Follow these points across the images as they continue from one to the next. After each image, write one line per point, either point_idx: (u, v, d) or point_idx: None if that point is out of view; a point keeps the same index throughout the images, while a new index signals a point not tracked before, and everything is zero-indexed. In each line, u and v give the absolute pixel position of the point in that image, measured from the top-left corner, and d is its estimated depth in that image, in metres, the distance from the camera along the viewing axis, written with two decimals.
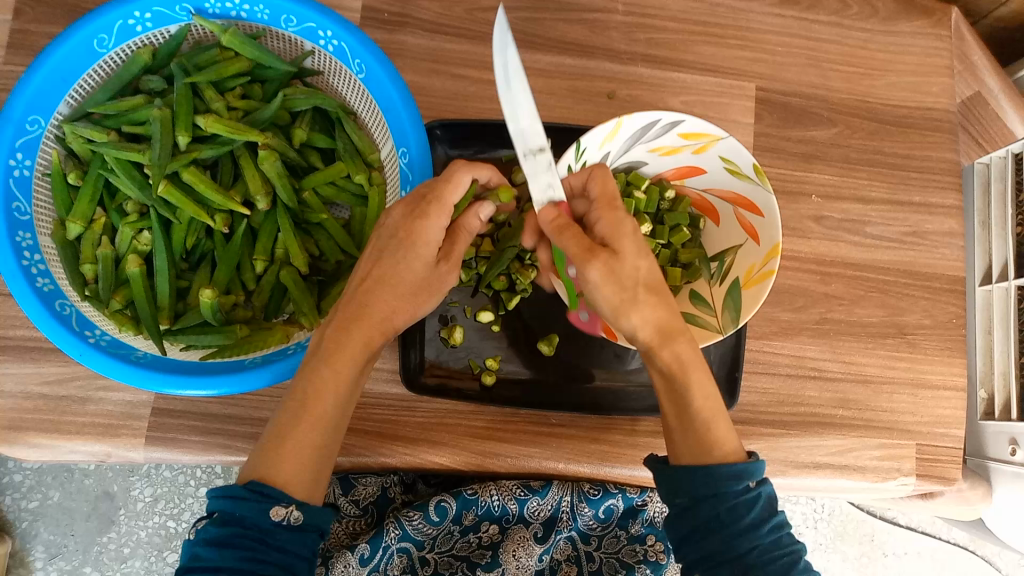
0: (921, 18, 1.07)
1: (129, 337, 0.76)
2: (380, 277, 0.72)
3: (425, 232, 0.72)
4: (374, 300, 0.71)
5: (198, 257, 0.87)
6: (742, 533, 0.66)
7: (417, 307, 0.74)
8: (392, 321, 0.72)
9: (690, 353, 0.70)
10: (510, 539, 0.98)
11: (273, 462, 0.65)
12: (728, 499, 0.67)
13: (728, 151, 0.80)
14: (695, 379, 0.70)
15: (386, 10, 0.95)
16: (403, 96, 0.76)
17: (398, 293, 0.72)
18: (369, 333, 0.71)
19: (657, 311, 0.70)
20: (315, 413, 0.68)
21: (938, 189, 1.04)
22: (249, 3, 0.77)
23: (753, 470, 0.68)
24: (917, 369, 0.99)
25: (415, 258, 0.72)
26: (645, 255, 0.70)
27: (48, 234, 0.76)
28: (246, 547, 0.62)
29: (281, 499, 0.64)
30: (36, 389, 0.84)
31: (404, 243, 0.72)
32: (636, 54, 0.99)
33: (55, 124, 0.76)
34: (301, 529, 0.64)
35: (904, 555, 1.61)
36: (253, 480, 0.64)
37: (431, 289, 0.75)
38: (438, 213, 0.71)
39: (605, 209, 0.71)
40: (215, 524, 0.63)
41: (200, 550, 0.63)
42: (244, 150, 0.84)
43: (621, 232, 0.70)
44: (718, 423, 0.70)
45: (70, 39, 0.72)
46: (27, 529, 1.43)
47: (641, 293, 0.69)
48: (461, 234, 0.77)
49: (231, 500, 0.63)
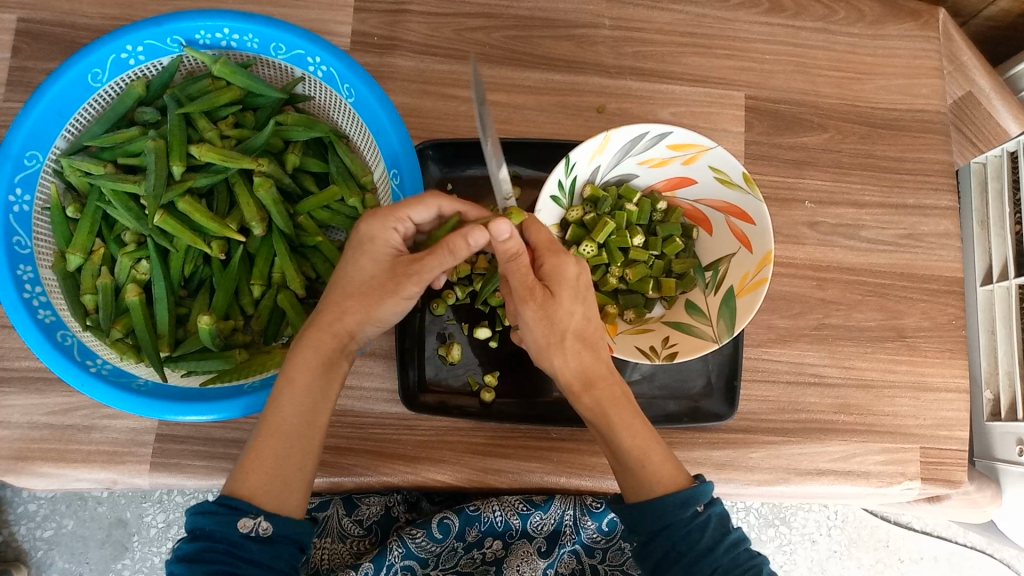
0: (908, 20, 1.08)
1: (131, 364, 0.77)
2: (336, 283, 0.74)
3: (371, 232, 0.72)
4: (329, 302, 0.73)
5: (198, 283, 0.88)
6: (697, 560, 0.67)
7: (369, 309, 0.72)
8: (343, 323, 0.72)
9: (615, 397, 0.73)
10: (513, 554, 0.99)
11: (241, 474, 0.68)
12: (679, 528, 0.69)
13: (717, 162, 0.81)
14: (618, 420, 0.72)
15: (376, 33, 0.97)
16: (393, 119, 0.77)
17: (350, 293, 0.72)
18: (323, 340, 0.72)
19: (583, 357, 0.73)
20: (276, 424, 0.69)
21: (932, 191, 1.04)
22: (238, 33, 0.78)
23: (698, 493, 0.69)
24: (918, 372, 0.99)
25: (363, 258, 0.72)
26: (579, 301, 0.73)
27: (49, 266, 0.77)
28: (218, 562, 0.64)
29: (250, 511, 0.66)
30: (41, 419, 0.85)
31: (353, 246, 0.73)
32: (624, 68, 1.00)
33: (52, 158, 0.78)
34: (271, 542, 0.66)
35: (921, 559, 1.59)
36: (223, 495, 0.67)
37: (385, 290, 0.72)
38: (388, 214, 0.72)
39: (548, 255, 0.73)
40: (189, 540, 0.65)
41: (175, 566, 0.64)
42: (238, 177, 0.85)
43: (558, 278, 0.72)
44: (654, 455, 0.72)
45: (65, 75, 0.73)
46: (43, 558, 1.44)
47: (569, 340, 0.72)
48: (437, 252, 0.69)
49: (203, 515, 0.65)
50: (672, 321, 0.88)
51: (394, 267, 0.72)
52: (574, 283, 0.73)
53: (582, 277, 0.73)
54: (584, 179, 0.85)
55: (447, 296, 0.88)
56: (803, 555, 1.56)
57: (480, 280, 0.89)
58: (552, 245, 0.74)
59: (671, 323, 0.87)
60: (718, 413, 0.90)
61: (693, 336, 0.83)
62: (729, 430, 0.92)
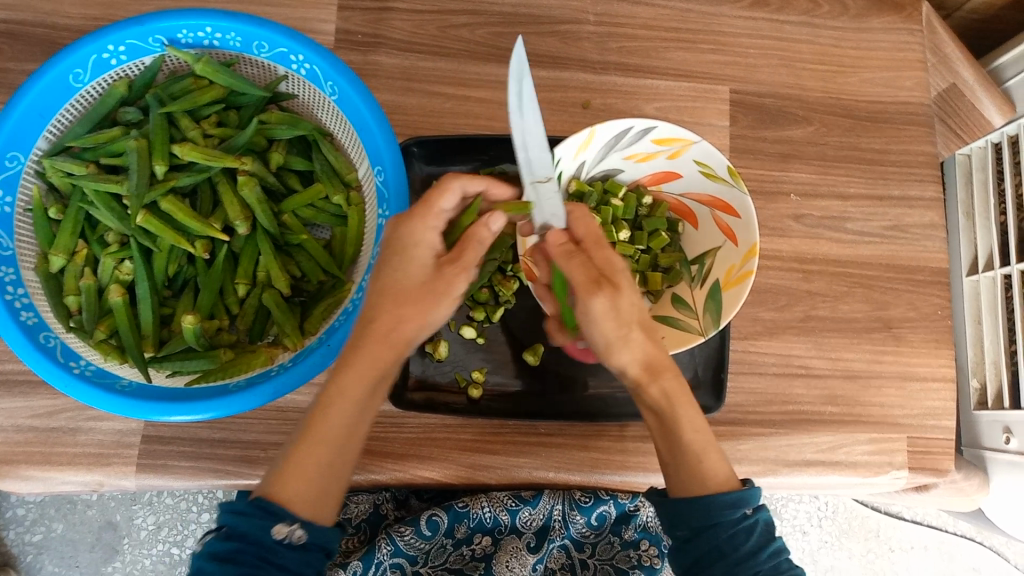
0: (891, 13, 1.08)
1: (115, 366, 0.77)
2: (381, 289, 0.70)
3: (414, 234, 0.71)
4: (380, 310, 0.70)
5: (182, 284, 0.87)
6: (741, 561, 0.69)
7: (422, 313, 0.70)
8: (400, 331, 0.70)
9: (679, 389, 0.73)
10: (502, 550, 0.99)
11: (283, 479, 0.66)
12: (726, 528, 0.70)
13: (702, 156, 0.81)
14: (681, 415, 0.73)
15: (359, 31, 0.96)
16: (376, 115, 0.77)
17: (398, 299, 0.70)
18: (378, 349, 0.69)
19: (646, 347, 0.73)
20: (323, 432, 0.68)
21: (917, 182, 1.05)
22: (220, 31, 0.78)
23: (749, 497, 0.71)
24: (904, 362, 0.99)
25: (411, 263, 0.71)
26: (636, 292, 0.73)
27: (31, 268, 0.77)
28: (248, 563, 0.62)
29: (285, 517, 0.64)
30: (26, 422, 0.85)
31: (395, 251, 0.71)
32: (609, 63, 1.00)
33: (34, 160, 0.77)
34: (303, 549, 0.64)
35: (912, 549, 1.60)
36: (258, 496, 0.65)
37: (437, 292, 0.71)
38: (423, 214, 0.71)
39: (597, 248, 0.73)
40: (221, 539, 0.64)
41: (205, 564, 0.63)
42: (222, 176, 0.85)
43: (614, 269, 0.72)
44: (711, 455, 0.73)
45: (46, 75, 0.73)
46: (32, 563, 1.43)
47: (633, 330, 0.72)
48: (472, 243, 0.73)
49: (237, 515, 0.64)
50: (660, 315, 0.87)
51: (439, 268, 0.72)
52: (625, 272, 0.73)
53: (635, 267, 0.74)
54: (570, 175, 0.85)
55: None
56: (795, 547, 1.57)
57: None
58: (598, 238, 0.74)
59: (658, 317, 0.87)
60: (706, 406, 0.91)
61: (679, 330, 0.83)
62: (717, 423, 0.92)
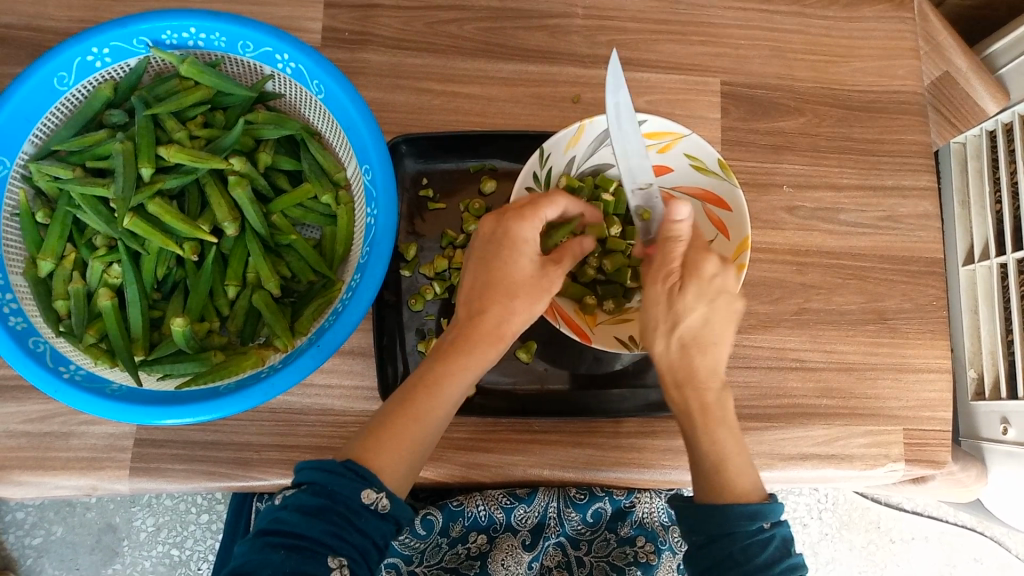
0: (883, 2, 1.07)
1: (105, 369, 0.77)
2: (492, 284, 0.73)
3: (523, 232, 0.74)
4: (490, 302, 0.73)
5: (172, 286, 0.87)
6: (753, 572, 0.67)
7: (528, 307, 0.74)
8: (504, 324, 0.73)
9: (711, 402, 0.74)
10: (498, 548, 0.98)
11: (375, 448, 0.66)
12: (741, 538, 0.69)
13: (693, 149, 0.81)
14: (710, 427, 0.73)
15: (346, 29, 0.96)
16: (362, 112, 0.76)
17: (510, 293, 0.73)
18: (486, 340, 0.73)
19: (689, 355, 0.74)
20: (420, 410, 0.69)
21: (910, 171, 1.04)
22: (204, 32, 0.77)
23: (766, 510, 0.70)
24: (900, 354, 0.99)
25: (521, 257, 0.74)
26: (704, 302, 0.73)
27: (19, 273, 0.77)
28: (332, 522, 0.61)
29: (375, 484, 0.64)
30: (19, 427, 0.84)
31: (507, 246, 0.74)
32: (598, 57, 1.00)
33: (19, 164, 0.77)
34: (384, 519, 0.64)
35: (912, 539, 1.60)
36: (349, 460, 0.65)
37: (543, 291, 0.74)
38: (531, 215, 0.74)
39: (692, 250, 0.75)
40: (307, 493, 0.62)
41: (285, 514, 0.61)
42: (209, 177, 0.85)
43: (692, 274, 0.73)
44: (732, 467, 0.72)
45: (30, 79, 0.73)
46: (32, 566, 1.43)
47: (675, 335, 0.74)
48: (567, 253, 0.78)
49: (327, 473, 0.63)
50: None
51: (543, 268, 0.75)
52: (707, 282, 0.73)
53: (716, 279, 0.73)
54: (560, 170, 0.84)
55: (426, 291, 0.89)
56: (795, 539, 1.57)
57: (458, 274, 0.90)
58: (699, 242, 0.75)
59: None
60: None
61: None
62: None
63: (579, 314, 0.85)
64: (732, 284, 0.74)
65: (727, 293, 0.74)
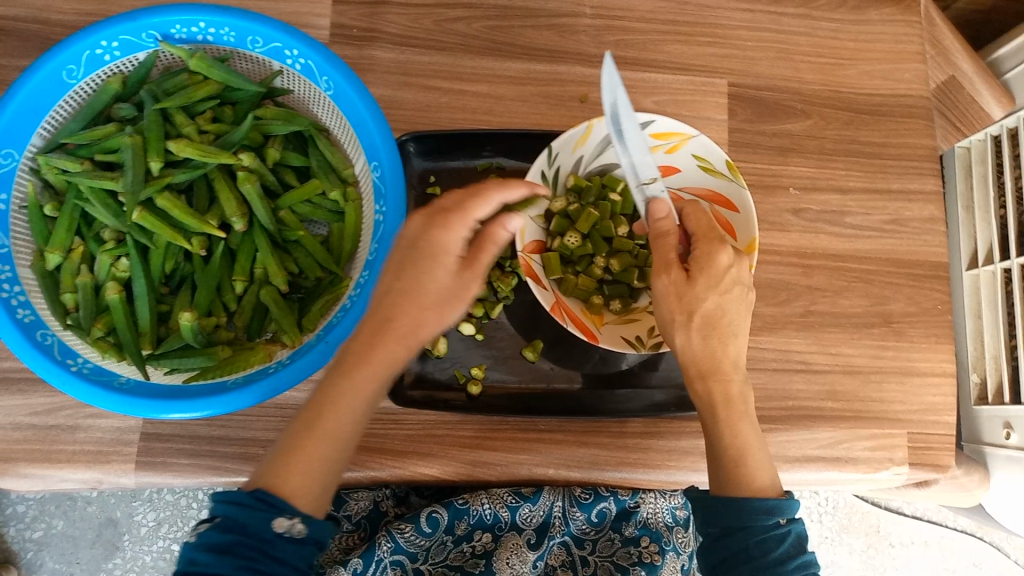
0: (890, 5, 1.07)
1: (113, 363, 0.77)
2: (404, 291, 0.68)
3: (445, 239, 0.69)
4: (398, 313, 0.68)
5: (179, 280, 0.87)
6: (767, 567, 0.68)
7: (442, 316, 0.70)
8: (417, 333, 0.69)
9: (727, 393, 0.74)
10: (502, 547, 0.98)
11: (285, 472, 0.64)
12: (757, 533, 0.70)
13: (700, 150, 0.81)
14: (727, 414, 0.74)
15: (355, 25, 0.96)
16: (371, 109, 0.76)
17: (424, 304, 0.69)
18: (394, 350, 0.68)
19: (706, 344, 0.75)
20: (328, 429, 0.66)
21: (917, 175, 1.04)
22: (213, 26, 0.77)
23: (784, 507, 0.70)
24: (904, 357, 0.99)
25: (438, 266, 0.69)
26: (716, 292, 0.74)
27: (27, 265, 0.77)
28: (246, 556, 0.60)
29: (285, 510, 0.63)
30: (24, 420, 0.84)
31: (424, 253, 0.69)
32: (606, 56, 1.00)
33: (29, 156, 0.77)
34: (302, 543, 0.63)
35: (912, 544, 1.60)
36: (259, 488, 0.63)
37: (457, 298, 0.70)
38: (460, 221, 0.70)
39: (703, 241, 0.75)
40: (217, 530, 0.61)
41: (199, 555, 0.60)
42: (218, 172, 0.85)
43: (706, 265, 0.74)
44: (751, 459, 0.73)
45: (39, 71, 0.72)
46: (32, 559, 1.43)
47: (694, 322, 0.74)
48: (488, 244, 0.72)
49: (237, 505, 0.62)
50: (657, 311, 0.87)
51: (460, 274, 0.71)
52: (718, 272, 0.74)
53: (728, 268, 0.74)
54: (567, 170, 0.85)
55: None
56: None
57: None
58: (707, 233, 0.76)
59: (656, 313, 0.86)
60: None
61: None
62: None
63: (587, 313, 0.86)
64: (742, 273, 0.76)
65: (739, 283, 0.75)
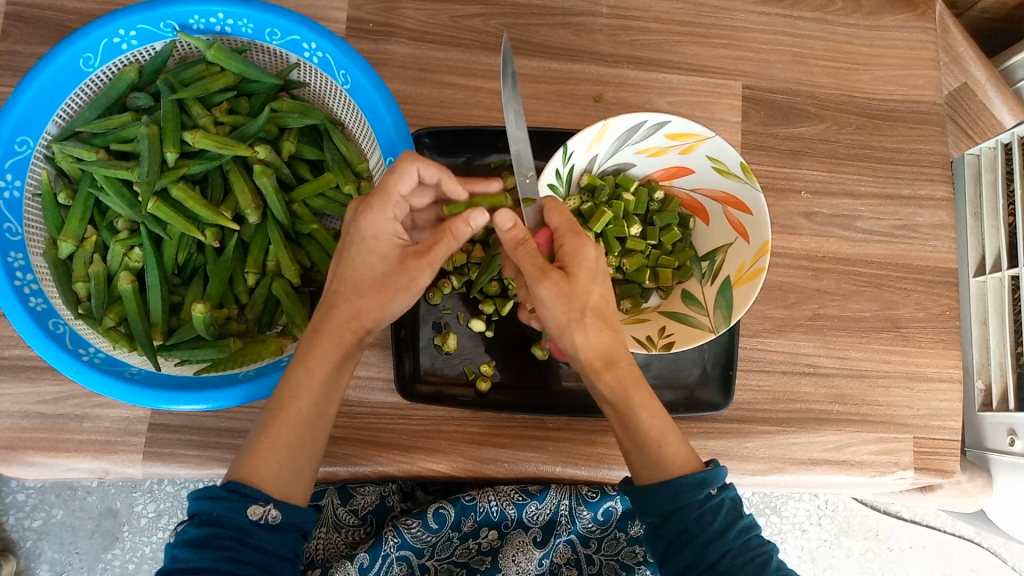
0: (905, 11, 1.07)
1: (124, 353, 0.77)
2: (343, 277, 0.71)
3: (374, 227, 0.70)
4: (340, 297, 0.71)
5: (191, 271, 0.87)
6: (710, 542, 0.67)
7: (382, 302, 0.71)
8: (359, 319, 0.71)
9: (633, 376, 0.73)
10: (508, 544, 0.99)
11: (252, 461, 0.67)
12: (693, 510, 0.68)
13: (715, 151, 0.80)
14: (638, 400, 0.73)
15: (371, 20, 0.96)
16: (388, 103, 0.76)
17: (361, 289, 0.71)
18: (339, 334, 0.71)
19: (604, 334, 0.72)
20: (292, 415, 0.69)
21: (927, 181, 1.04)
22: (233, 18, 0.77)
23: (713, 476, 0.69)
24: (912, 362, 0.99)
25: (372, 255, 0.70)
26: (597, 281, 0.72)
27: (39, 253, 0.76)
28: (224, 547, 0.63)
29: (259, 498, 0.65)
30: (32, 408, 0.84)
31: (356, 240, 0.70)
32: (621, 56, 1.00)
33: (43, 144, 0.77)
34: (279, 529, 0.66)
35: (910, 548, 1.60)
36: (231, 480, 0.66)
37: (398, 286, 0.71)
38: (383, 204, 0.69)
39: (568, 236, 0.72)
40: (194, 525, 0.64)
41: (177, 551, 0.63)
42: (233, 164, 0.85)
43: (580, 260, 0.71)
44: (669, 437, 0.72)
45: (56, 59, 0.72)
46: (32, 548, 1.43)
47: (588, 316, 0.71)
48: (444, 237, 0.71)
49: (209, 500, 0.64)
50: (668, 311, 0.87)
51: (403, 261, 0.71)
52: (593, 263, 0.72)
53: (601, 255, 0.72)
54: (581, 168, 0.84)
55: (443, 285, 0.87)
56: (794, 545, 1.57)
57: (475, 269, 0.89)
58: (572, 225, 0.72)
59: (668, 313, 0.86)
60: (713, 403, 0.91)
61: (689, 326, 0.82)
62: (724, 420, 0.92)
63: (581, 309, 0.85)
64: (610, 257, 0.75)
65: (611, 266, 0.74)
